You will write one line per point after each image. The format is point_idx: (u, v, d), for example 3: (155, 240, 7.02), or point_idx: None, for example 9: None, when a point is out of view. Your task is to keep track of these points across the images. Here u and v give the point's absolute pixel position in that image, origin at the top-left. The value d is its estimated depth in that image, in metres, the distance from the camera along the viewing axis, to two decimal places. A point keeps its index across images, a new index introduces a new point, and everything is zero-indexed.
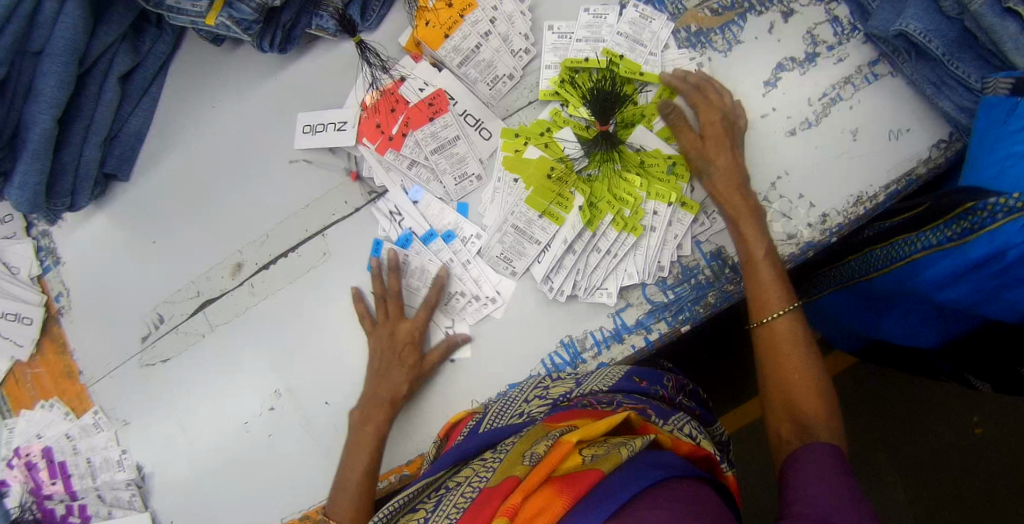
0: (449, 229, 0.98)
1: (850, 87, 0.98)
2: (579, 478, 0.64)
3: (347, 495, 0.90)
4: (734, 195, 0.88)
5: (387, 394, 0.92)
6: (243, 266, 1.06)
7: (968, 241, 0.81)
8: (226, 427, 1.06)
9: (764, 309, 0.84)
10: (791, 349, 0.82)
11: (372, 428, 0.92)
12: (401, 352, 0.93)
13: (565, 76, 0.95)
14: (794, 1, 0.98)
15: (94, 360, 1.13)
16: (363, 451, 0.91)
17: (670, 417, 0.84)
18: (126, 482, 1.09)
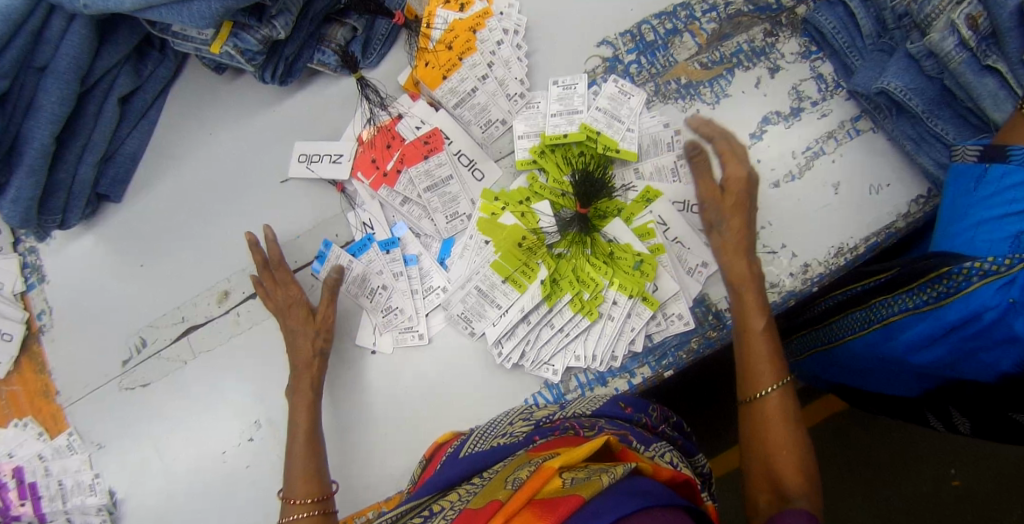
0: (413, 254, 0.97)
1: (833, 141, 1.02)
2: (557, 504, 0.66)
3: (294, 469, 0.87)
4: (740, 258, 0.86)
5: (305, 357, 0.91)
6: (230, 294, 1.06)
7: (942, 305, 0.84)
8: (203, 456, 1.04)
9: (758, 380, 0.84)
10: (779, 424, 0.81)
11: (304, 410, 0.90)
12: (285, 315, 0.93)
13: (545, 147, 0.94)
14: (780, 58, 1.03)
15: (73, 380, 1.12)
16: (301, 417, 0.89)
17: (652, 444, 0.85)
18: (97, 507, 1.07)
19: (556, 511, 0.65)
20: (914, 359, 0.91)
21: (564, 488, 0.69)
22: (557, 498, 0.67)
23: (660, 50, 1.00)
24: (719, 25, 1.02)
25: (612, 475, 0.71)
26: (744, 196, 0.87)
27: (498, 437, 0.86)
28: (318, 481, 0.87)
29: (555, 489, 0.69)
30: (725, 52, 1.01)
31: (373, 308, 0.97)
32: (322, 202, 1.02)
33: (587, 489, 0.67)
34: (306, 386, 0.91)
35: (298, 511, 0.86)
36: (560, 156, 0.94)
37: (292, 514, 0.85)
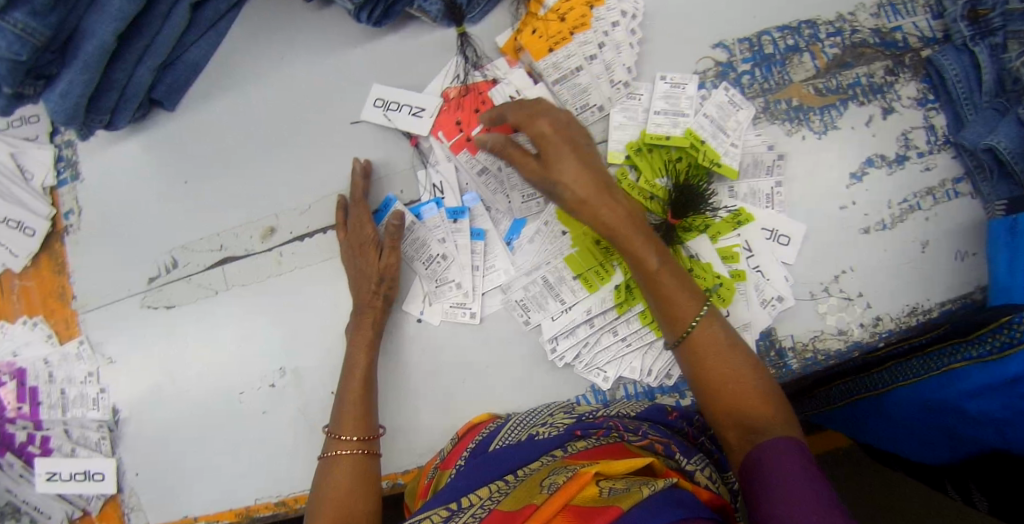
0: (480, 228, 0.91)
1: (930, 198, 0.96)
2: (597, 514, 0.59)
3: (344, 405, 0.85)
4: (599, 203, 0.78)
5: (364, 300, 0.87)
6: (276, 232, 0.98)
7: (1007, 357, 0.77)
8: (219, 391, 0.99)
9: (675, 322, 0.77)
10: (713, 361, 0.74)
11: (363, 357, 0.87)
12: (359, 251, 0.89)
13: (643, 145, 0.90)
14: (897, 99, 0.97)
15: (93, 288, 1.05)
16: (353, 357, 0.87)
17: (693, 456, 0.78)
18: (98, 424, 1.02)
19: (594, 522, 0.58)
20: (968, 408, 0.82)
21: (602, 498, 0.63)
22: (595, 508, 0.61)
23: (776, 65, 0.95)
24: (841, 52, 0.96)
25: (652, 486, 0.64)
26: (561, 140, 0.80)
27: (533, 426, 0.83)
28: (366, 423, 0.84)
29: (592, 497, 0.63)
30: (842, 81, 0.96)
31: (428, 276, 0.92)
32: (393, 156, 0.96)
33: (626, 499, 0.61)
34: (366, 334, 0.87)
35: (342, 448, 0.83)
36: (658, 159, 0.90)
37: (337, 449, 0.83)
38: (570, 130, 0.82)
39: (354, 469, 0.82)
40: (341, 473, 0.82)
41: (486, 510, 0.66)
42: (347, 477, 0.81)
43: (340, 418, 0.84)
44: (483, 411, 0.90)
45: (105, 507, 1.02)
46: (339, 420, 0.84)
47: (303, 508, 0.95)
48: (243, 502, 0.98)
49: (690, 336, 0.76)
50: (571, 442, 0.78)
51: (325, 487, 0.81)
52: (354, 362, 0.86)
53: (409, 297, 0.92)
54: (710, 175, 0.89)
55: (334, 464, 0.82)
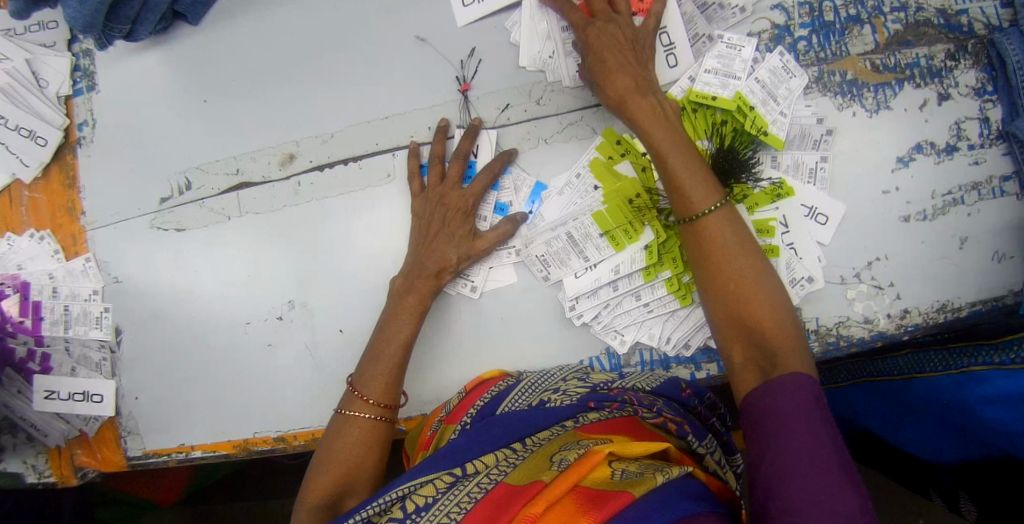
0: (505, 203, 0.88)
1: (975, 194, 0.92)
2: (607, 498, 0.57)
3: (378, 367, 0.80)
4: (631, 97, 0.78)
5: (434, 267, 0.82)
6: (296, 159, 0.94)
7: None
8: (224, 321, 0.96)
9: (689, 208, 0.75)
10: (723, 258, 0.73)
11: (409, 323, 0.82)
12: (447, 220, 0.83)
13: (688, 106, 0.89)
14: (956, 85, 0.92)
15: (103, 205, 1.02)
16: (402, 321, 0.82)
17: (705, 438, 0.77)
18: (99, 344, 1.00)
19: (604, 506, 0.57)
20: (981, 414, 0.84)
21: (614, 481, 0.61)
22: (606, 492, 0.59)
23: (835, 34, 0.91)
24: (902, 30, 0.92)
25: (666, 473, 0.62)
26: (607, 40, 0.80)
27: (546, 392, 0.81)
28: (393, 389, 0.80)
29: (603, 479, 0.61)
30: (901, 60, 0.92)
31: None
32: (423, 92, 0.91)
33: (639, 485, 0.59)
34: (413, 299, 0.82)
35: (363, 410, 0.78)
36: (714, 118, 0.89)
37: (356, 410, 0.78)
38: (622, 36, 0.80)
39: (370, 434, 0.78)
40: (355, 437, 0.77)
41: (492, 481, 0.64)
42: (364, 441, 0.77)
43: (369, 378, 0.79)
44: (491, 368, 0.89)
45: (101, 430, 1.01)
46: (368, 381, 0.79)
47: (303, 445, 0.94)
48: (241, 434, 0.96)
49: (702, 224, 0.74)
50: (584, 413, 0.77)
51: (335, 446, 0.77)
52: (402, 323, 0.82)
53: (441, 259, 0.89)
54: (755, 143, 0.89)
55: (348, 424, 0.78)
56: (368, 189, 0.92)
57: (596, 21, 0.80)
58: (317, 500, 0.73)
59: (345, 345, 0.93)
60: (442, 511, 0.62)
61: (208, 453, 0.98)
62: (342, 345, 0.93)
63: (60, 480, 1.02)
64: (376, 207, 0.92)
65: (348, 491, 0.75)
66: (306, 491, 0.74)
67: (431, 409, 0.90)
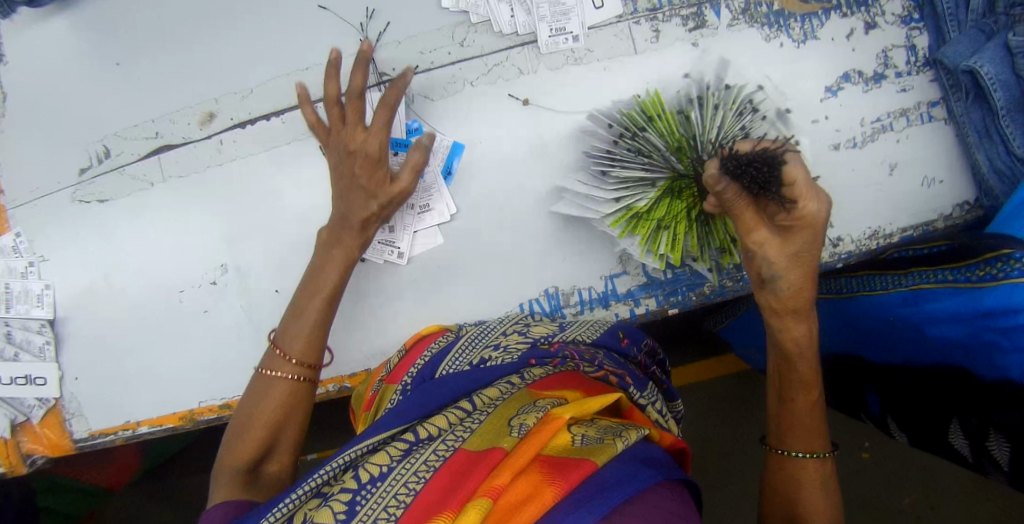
0: None
1: (903, 120, 0.94)
2: (571, 466, 0.59)
3: (301, 324, 0.80)
4: (790, 328, 0.74)
5: (358, 218, 0.79)
6: (216, 118, 0.91)
7: (985, 287, 0.80)
8: (157, 291, 0.93)
9: (786, 438, 0.80)
10: (813, 487, 0.77)
11: (333, 277, 0.80)
12: (359, 171, 0.77)
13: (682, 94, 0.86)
14: (881, 14, 0.93)
15: (22, 179, 0.94)
16: (328, 274, 0.80)
17: (647, 390, 0.80)
18: (39, 325, 0.94)
19: (567, 474, 0.58)
20: (931, 331, 0.88)
21: (575, 448, 0.62)
22: (568, 459, 0.60)
23: None
24: None
25: (625, 438, 0.65)
26: (807, 242, 0.68)
27: (486, 350, 0.81)
28: (316, 348, 0.80)
29: (564, 446, 0.63)
30: None
31: None
32: (345, 44, 0.89)
33: (601, 453, 0.61)
34: (342, 252, 0.81)
35: (284, 370, 0.79)
36: (728, 107, 0.83)
37: (278, 370, 0.79)
38: (806, 241, 0.67)
39: (291, 392, 0.79)
40: (275, 397, 0.78)
41: (450, 448, 0.63)
42: (284, 397, 0.78)
43: (290, 337, 0.80)
44: (433, 324, 0.90)
45: (47, 416, 0.95)
46: (289, 338, 0.80)
47: None
48: (185, 406, 0.93)
49: (796, 461, 0.79)
50: (527, 369, 0.78)
51: (258, 406, 0.77)
52: (327, 276, 0.80)
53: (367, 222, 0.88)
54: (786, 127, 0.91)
55: (267, 384, 0.79)
56: (294, 144, 0.90)
57: (829, 213, 0.65)
58: (236, 464, 0.74)
59: (282, 305, 0.91)
60: (397, 482, 0.60)
61: (154, 428, 0.94)
62: (280, 304, 0.91)
63: (8, 470, 0.94)
64: (304, 163, 0.90)
65: (270, 451, 0.77)
66: (229, 453, 0.75)
67: (374, 364, 0.90)
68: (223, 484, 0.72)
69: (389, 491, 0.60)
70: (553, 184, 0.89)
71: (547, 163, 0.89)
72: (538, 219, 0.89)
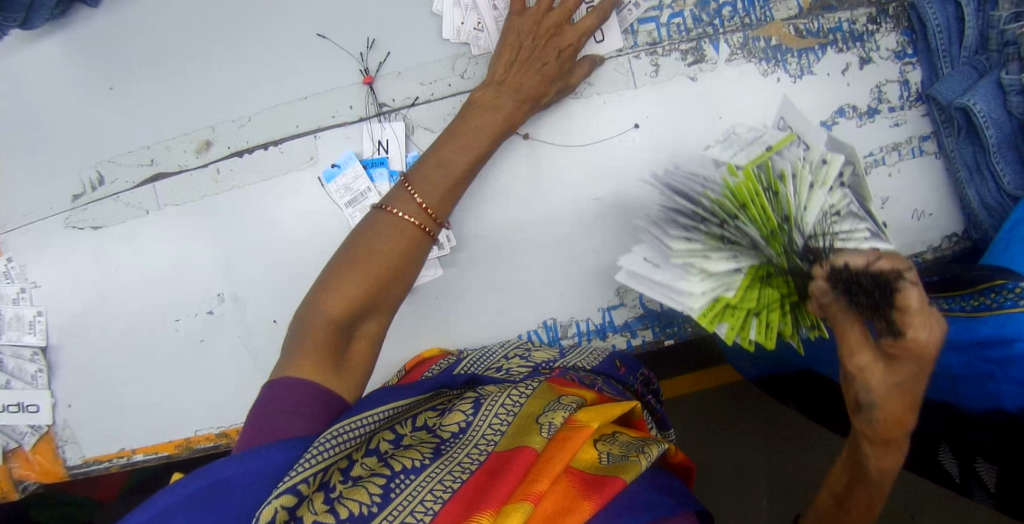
0: None
1: (895, 154, 0.96)
2: (600, 483, 0.64)
3: (442, 174, 0.78)
4: (877, 461, 0.60)
5: (531, 94, 0.82)
6: (213, 146, 0.90)
7: (979, 317, 0.80)
8: (152, 320, 0.92)
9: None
10: None
11: (479, 145, 0.80)
12: (554, 55, 0.82)
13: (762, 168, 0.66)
14: (876, 49, 0.95)
15: (13, 204, 0.92)
16: (475, 139, 0.80)
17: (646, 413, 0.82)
18: (32, 353, 0.93)
19: (597, 490, 0.63)
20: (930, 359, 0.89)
21: (601, 465, 0.67)
22: (596, 477, 0.65)
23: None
24: None
25: (648, 455, 0.69)
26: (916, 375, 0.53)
27: (489, 371, 0.82)
28: (445, 204, 0.79)
29: (591, 463, 0.68)
30: (824, 25, 0.93)
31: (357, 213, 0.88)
32: (343, 75, 0.90)
33: (626, 470, 0.66)
34: (493, 120, 0.80)
35: (412, 215, 0.77)
36: (823, 181, 0.65)
37: (404, 209, 0.77)
38: (917, 373, 0.52)
39: (408, 241, 0.77)
40: (397, 239, 0.76)
41: (483, 452, 0.66)
42: (401, 247, 0.76)
43: (424, 184, 0.78)
44: (437, 344, 0.90)
45: (39, 442, 0.94)
46: (424, 183, 0.78)
47: None
48: (181, 434, 0.93)
49: None
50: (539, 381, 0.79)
51: (377, 243, 0.76)
52: (469, 144, 0.80)
53: None
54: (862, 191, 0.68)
55: (388, 221, 0.77)
56: (291, 174, 0.89)
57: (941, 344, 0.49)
58: (340, 307, 0.73)
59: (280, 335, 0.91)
60: (433, 478, 0.63)
61: (150, 456, 0.94)
62: (277, 334, 0.91)
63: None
64: (301, 193, 0.89)
65: (368, 311, 0.75)
66: (334, 296, 0.73)
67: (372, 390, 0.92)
68: (313, 335, 0.71)
69: (424, 485, 0.62)
70: (552, 216, 0.90)
71: (547, 195, 0.90)
72: (537, 252, 0.90)
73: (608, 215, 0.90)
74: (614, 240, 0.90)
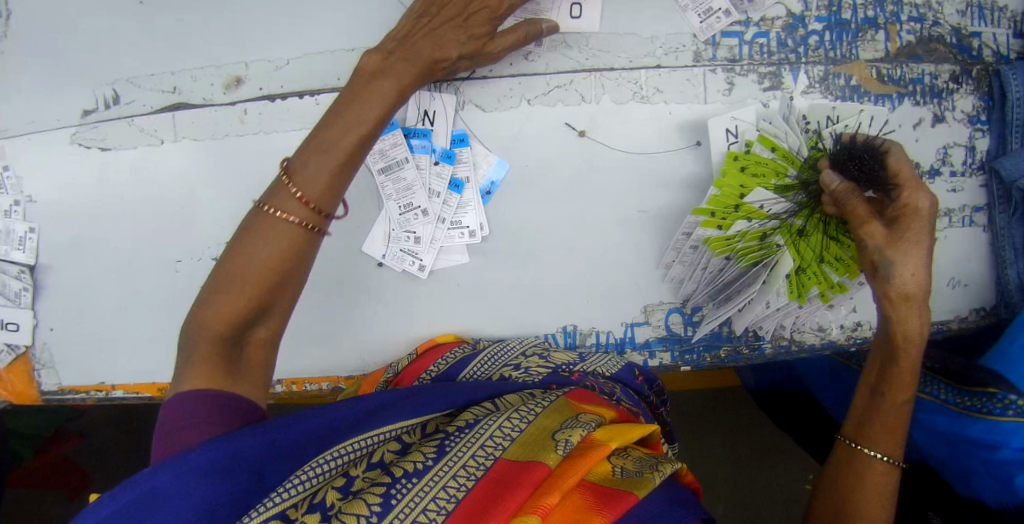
0: (459, 178, 0.84)
1: (945, 220, 0.93)
2: (613, 498, 0.61)
3: (326, 160, 0.67)
4: (909, 324, 0.68)
5: (436, 58, 0.74)
6: (243, 83, 0.87)
7: (971, 416, 0.80)
8: (153, 256, 0.89)
9: (871, 436, 0.73)
10: None
11: (375, 113, 0.70)
12: (472, 18, 0.74)
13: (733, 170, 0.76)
14: (951, 109, 0.91)
15: (20, 109, 0.87)
16: (370, 103, 0.69)
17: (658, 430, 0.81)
18: (18, 270, 0.88)
19: (611, 507, 0.60)
20: (913, 437, 0.89)
21: (615, 478, 0.65)
22: (610, 490, 0.63)
23: (848, 34, 0.88)
24: (914, 42, 0.89)
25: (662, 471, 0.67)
26: (921, 231, 0.65)
27: (505, 368, 0.79)
28: (331, 196, 0.68)
29: (606, 476, 0.65)
30: (906, 73, 0.89)
31: (389, 182, 0.83)
32: None
33: (641, 486, 0.63)
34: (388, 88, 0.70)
35: (290, 213, 0.67)
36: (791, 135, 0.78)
37: (281, 208, 0.67)
38: (918, 220, 0.65)
39: (292, 242, 0.67)
40: (275, 239, 0.67)
41: (490, 456, 0.62)
42: (284, 251, 0.67)
43: (307, 169, 0.67)
44: (446, 333, 0.87)
45: (16, 363, 0.90)
46: (304, 173, 0.67)
47: None
48: (164, 377, 0.90)
49: (870, 462, 0.73)
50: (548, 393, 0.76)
51: (252, 247, 0.66)
52: (358, 121, 0.69)
53: (390, 229, 0.84)
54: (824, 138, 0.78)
55: (268, 222, 0.67)
56: None
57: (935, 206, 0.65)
58: (220, 326, 0.64)
59: None
60: (436, 483, 0.59)
61: (129, 394, 0.91)
62: None
63: None
64: None
65: (260, 314, 0.67)
66: (209, 313, 0.65)
67: (372, 368, 0.88)
68: (199, 353, 0.63)
69: (426, 490, 0.58)
70: (588, 222, 0.86)
71: (589, 198, 0.85)
72: (568, 256, 0.86)
73: (650, 231, 0.86)
74: (649, 257, 0.87)
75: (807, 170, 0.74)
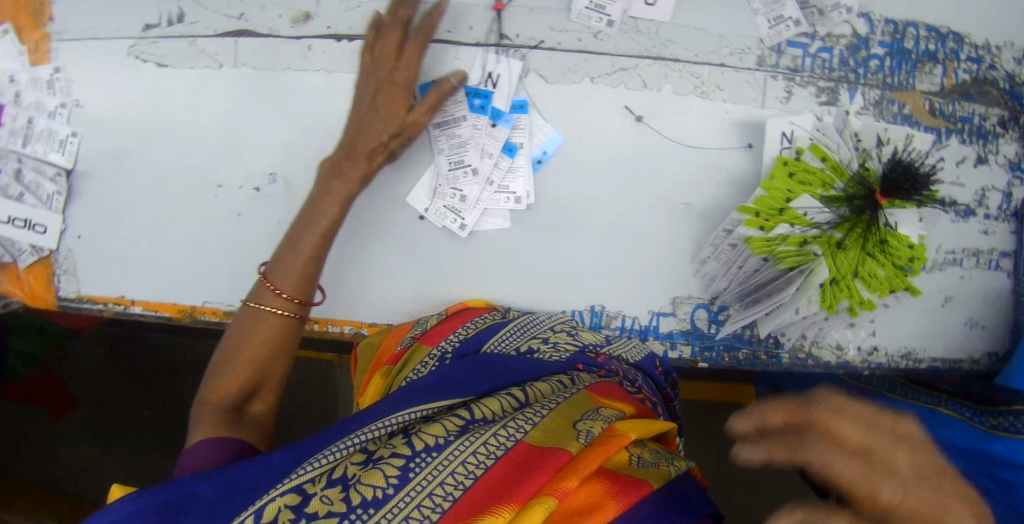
0: (513, 143, 0.84)
1: (973, 260, 0.94)
2: (631, 483, 0.61)
3: (299, 259, 0.76)
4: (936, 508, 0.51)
5: (368, 144, 0.76)
6: (312, 20, 0.86)
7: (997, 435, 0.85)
8: (192, 178, 0.88)
9: None
10: None
11: (344, 190, 0.76)
12: (387, 92, 0.75)
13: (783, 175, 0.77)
14: (994, 152, 0.92)
15: (81, 13, 0.87)
16: (334, 200, 0.76)
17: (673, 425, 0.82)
18: (54, 173, 0.88)
19: (629, 492, 0.60)
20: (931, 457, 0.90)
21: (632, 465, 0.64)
22: (628, 477, 0.62)
23: (908, 64, 0.89)
24: (969, 81, 0.91)
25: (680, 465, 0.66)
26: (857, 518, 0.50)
27: (533, 340, 0.80)
28: (309, 284, 0.77)
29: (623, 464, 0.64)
30: (957, 111, 0.91)
31: (443, 138, 0.83)
32: None
33: (658, 477, 0.63)
34: (346, 182, 0.76)
35: (273, 303, 0.75)
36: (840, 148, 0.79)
37: (265, 302, 0.75)
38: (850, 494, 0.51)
39: (276, 327, 0.75)
40: (264, 330, 0.74)
41: (511, 437, 0.61)
42: (270, 337, 0.75)
43: (282, 271, 0.75)
44: (476, 295, 0.87)
45: (35, 264, 0.90)
46: (282, 275, 0.75)
47: None
48: (184, 300, 0.90)
49: None
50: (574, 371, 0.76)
51: (245, 336, 0.74)
52: (327, 213, 0.76)
53: (437, 184, 0.85)
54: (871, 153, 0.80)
55: (253, 319, 0.75)
56: None
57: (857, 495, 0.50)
58: (221, 398, 0.72)
59: None
60: (455, 458, 0.59)
61: (148, 313, 0.90)
62: None
63: None
64: None
65: (252, 390, 0.74)
66: (211, 389, 0.72)
67: (398, 322, 0.88)
68: (200, 420, 0.70)
69: (444, 466, 0.59)
70: (632, 207, 0.86)
71: (635, 183, 0.86)
72: (606, 237, 0.87)
73: (690, 224, 0.87)
74: (685, 250, 0.88)
75: (853, 185, 0.75)
